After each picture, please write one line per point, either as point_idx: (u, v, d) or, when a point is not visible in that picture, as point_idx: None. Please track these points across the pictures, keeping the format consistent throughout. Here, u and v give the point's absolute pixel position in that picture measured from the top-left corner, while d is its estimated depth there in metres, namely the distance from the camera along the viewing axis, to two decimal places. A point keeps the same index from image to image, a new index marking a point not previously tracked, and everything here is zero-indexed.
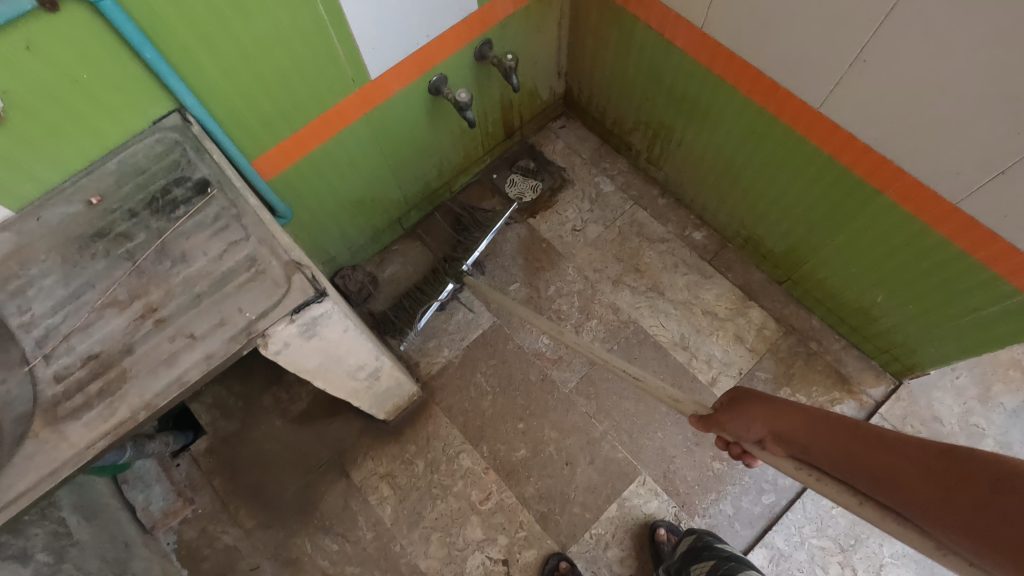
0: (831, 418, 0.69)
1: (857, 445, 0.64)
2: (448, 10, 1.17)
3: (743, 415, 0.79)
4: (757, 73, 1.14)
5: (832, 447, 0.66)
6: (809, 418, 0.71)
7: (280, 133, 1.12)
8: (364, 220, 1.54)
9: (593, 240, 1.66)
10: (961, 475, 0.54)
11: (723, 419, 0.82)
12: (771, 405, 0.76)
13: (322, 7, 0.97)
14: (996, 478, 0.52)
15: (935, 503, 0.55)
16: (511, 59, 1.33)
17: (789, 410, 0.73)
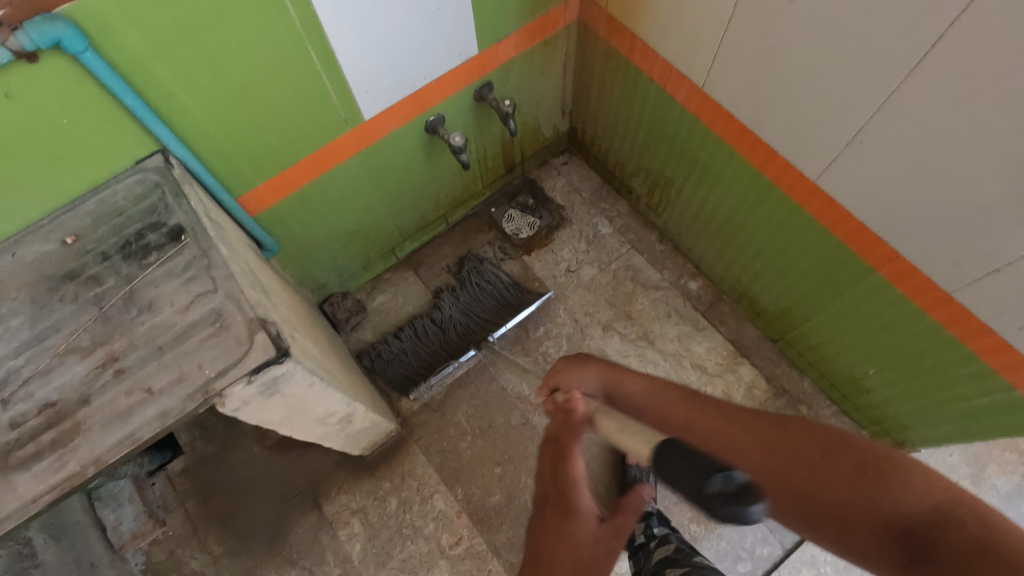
0: (661, 384, 0.79)
1: (695, 415, 0.74)
2: (445, 54, 1.16)
3: (584, 369, 0.84)
4: (756, 138, 1.11)
5: (661, 407, 0.77)
6: (643, 385, 0.80)
7: (269, 171, 1.11)
8: (356, 250, 1.53)
9: (587, 283, 1.64)
10: (811, 450, 0.68)
11: (563, 371, 0.85)
12: (615, 370, 0.82)
13: (314, 52, 0.97)
14: (831, 451, 0.67)
15: (810, 471, 0.67)
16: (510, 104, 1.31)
17: (625, 373, 0.81)
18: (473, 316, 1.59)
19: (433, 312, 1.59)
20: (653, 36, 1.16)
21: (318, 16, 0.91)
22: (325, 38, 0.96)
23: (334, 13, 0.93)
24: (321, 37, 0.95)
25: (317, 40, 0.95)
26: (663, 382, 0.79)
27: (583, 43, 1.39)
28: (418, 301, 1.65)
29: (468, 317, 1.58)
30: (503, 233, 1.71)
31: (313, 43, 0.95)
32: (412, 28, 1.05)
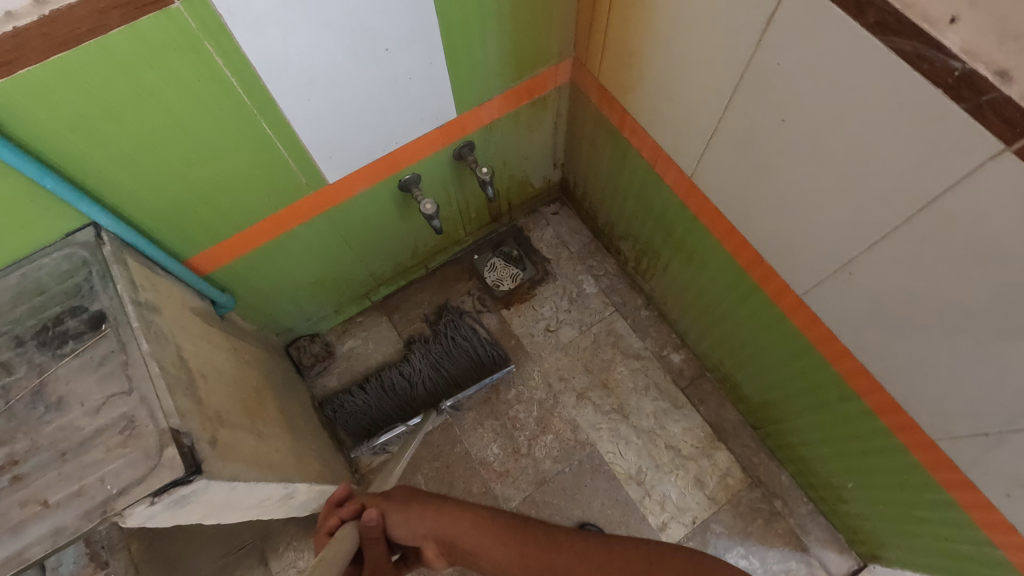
0: (470, 511, 0.94)
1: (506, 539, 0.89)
2: (419, 119, 1.08)
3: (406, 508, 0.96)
4: (742, 239, 1.03)
5: (485, 539, 0.90)
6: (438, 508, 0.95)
7: (223, 234, 1.05)
8: (325, 297, 1.47)
9: (565, 345, 1.57)
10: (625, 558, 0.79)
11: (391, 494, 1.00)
12: (417, 499, 0.97)
13: (265, 124, 0.91)
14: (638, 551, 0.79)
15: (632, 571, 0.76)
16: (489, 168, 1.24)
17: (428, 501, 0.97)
18: (444, 372, 1.52)
19: (403, 364, 1.53)
20: (643, 114, 1.08)
21: (268, 89, 0.85)
22: (278, 110, 0.89)
23: (287, 85, 0.86)
24: (272, 108, 0.89)
25: (268, 112, 0.89)
26: (488, 517, 0.93)
27: (574, 103, 1.31)
28: (388, 349, 1.59)
29: (427, 378, 1.51)
30: (484, 282, 1.65)
31: (264, 114, 0.89)
32: (379, 96, 0.98)
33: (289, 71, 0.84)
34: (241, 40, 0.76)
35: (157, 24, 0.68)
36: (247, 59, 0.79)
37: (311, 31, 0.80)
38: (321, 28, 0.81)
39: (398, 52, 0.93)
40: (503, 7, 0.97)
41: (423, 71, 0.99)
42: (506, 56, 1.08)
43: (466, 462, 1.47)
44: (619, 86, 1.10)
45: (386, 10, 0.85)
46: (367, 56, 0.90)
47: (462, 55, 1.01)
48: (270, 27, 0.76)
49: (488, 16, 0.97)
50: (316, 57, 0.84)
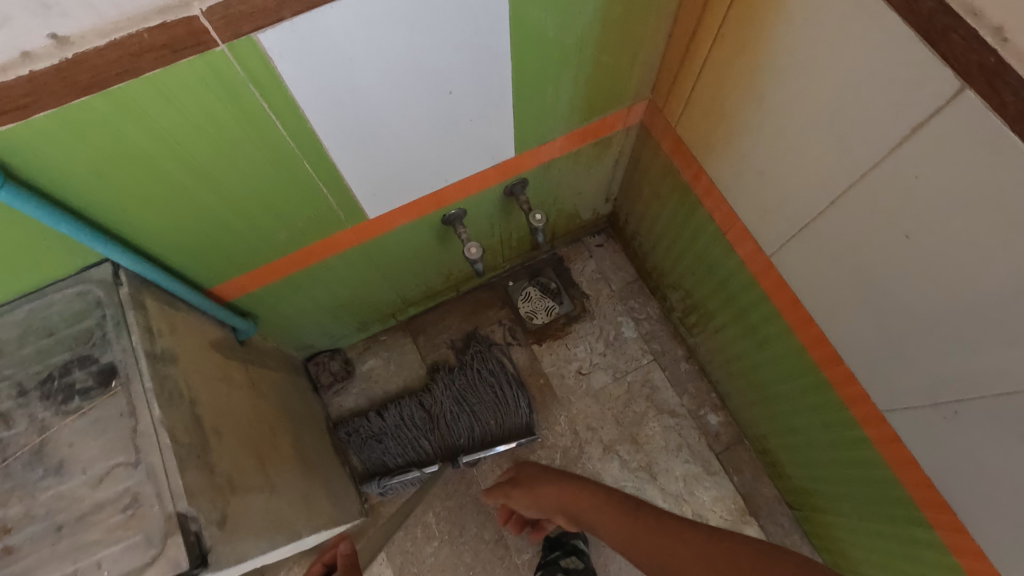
0: (584, 486, 0.97)
1: (617, 517, 0.87)
2: (475, 159, 0.98)
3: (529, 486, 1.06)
4: (820, 334, 0.91)
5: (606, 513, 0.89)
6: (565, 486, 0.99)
7: (251, 266, 0.96)
8: (351, 317, 1.39)
9: (596, 392, 1.49)
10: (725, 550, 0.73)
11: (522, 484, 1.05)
12: (536, 483, 1.04)
13: (308, 163, 0.81)
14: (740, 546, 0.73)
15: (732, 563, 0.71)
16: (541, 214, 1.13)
17: (543, 480, 1.03)
18: (467, 408, 1.45)
19: (424, 395, 1.46)
20: (724, 179, 0.97)
21: (315, 130, 0.75)
22: (323, 151, 0.80)
23: (337, 126, 0.76)
24: (318, 149, 0.79)
25: (313, 152, 0.80)
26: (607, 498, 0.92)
27: (642, 144, 1.19)
28: (410, 373, 1.52)
29: (448, 421, 1.44)
30: (517, 313, 1.55)
31: (308, 154, 0.80)
32: (437, 137, 0.88)
33: (340, 112, 0.74)
34: (291, 83, 0.66)
35: (197, 67, 0.58)
36: (296, 101, 0.69)
37: (369, 73, 0.70)
38: (381, 70, 0.71)
39: (464, 94, 0.82)
40: (585, 51, 0.86)
41: (488, 113, 0.89)
42: (579, 98, 0.97)
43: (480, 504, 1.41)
44: (699, 142, 0.98)
45: (458, 53, 0.74)
46: (430, 98, 0.80)
47: (532, 97, 0.90)
48: (324, 69, 0.66)
49: (568, 60, 0.86)
50: (372, 99, 0.75)
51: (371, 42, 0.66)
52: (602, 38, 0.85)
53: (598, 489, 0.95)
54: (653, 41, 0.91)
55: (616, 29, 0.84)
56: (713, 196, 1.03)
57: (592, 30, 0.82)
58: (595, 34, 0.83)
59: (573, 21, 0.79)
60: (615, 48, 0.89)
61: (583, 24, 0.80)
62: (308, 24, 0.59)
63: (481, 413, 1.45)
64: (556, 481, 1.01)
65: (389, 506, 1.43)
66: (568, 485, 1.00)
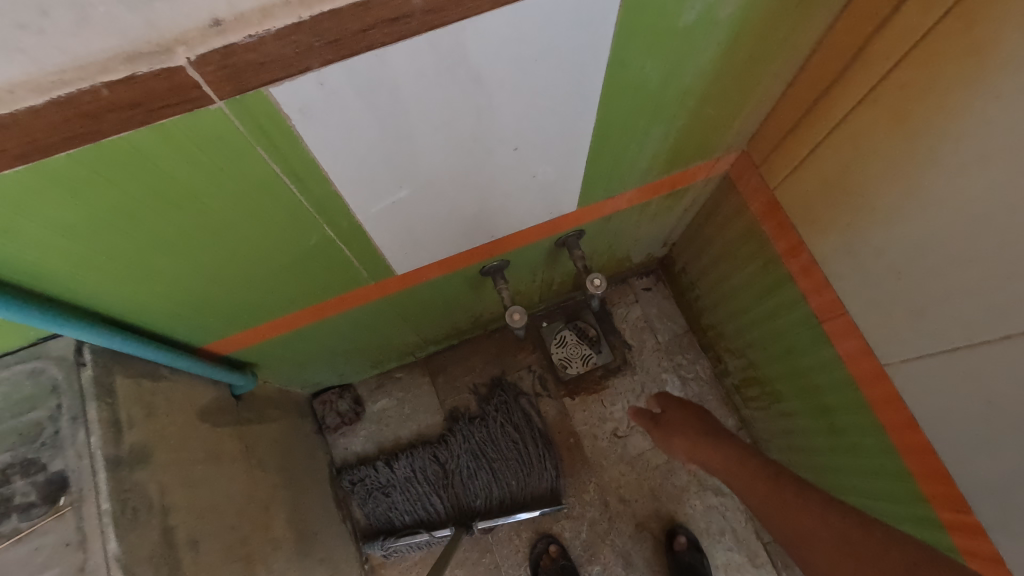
0: (733, 451, 0.77)
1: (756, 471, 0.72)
2: (529, 214, 0.81)
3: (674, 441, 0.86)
4: (938, 470, 0.74)
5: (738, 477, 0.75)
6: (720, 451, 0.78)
7: (253, 322, 0.81)
8: (366, 357, 1.23)
9: (632, 459, 1.32)
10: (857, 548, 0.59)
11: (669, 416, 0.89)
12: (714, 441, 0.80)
13: (326, 226, 0.64)
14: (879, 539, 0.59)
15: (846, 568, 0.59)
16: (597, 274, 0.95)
17: (722, 445, 0.78)
18: (485, 467, 1.30)
19: (439, 448, 1.31)
20: (832, 264, 0.79)
21: (342, 193, 0.59)
22: (348, 212, 0.63)
23: (369, 186, 0.59)
24: (341, 210, 0.63)
25: (331, 214, 0.63)
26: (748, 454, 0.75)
27: (721, 196, 1.00)
28: (425, 419, 1.36)
29: (464, 479, 1.30)
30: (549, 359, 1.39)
31: (327, 217, 0.63)
32: (490, 193, 0.71)
33: (378, 173, 0.58)
34: (315, 142, 0.49)
35: (177, 127, 0.41)
36: (317, 164, 0.52)
37: (420, 130, 0.54)
38: (435, 126, 0.54)
39: (531, 150, 0.65)
40: (686, 103, 0.68)
41: (555, 168, 0.71)
42: (663, 152, 0.79)
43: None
44: (805, 215, 0.80)
45: (533, 106, 0.57)
46: (489, 154, 0.63)
47: (610, 151, 0.73)
48: (363, 126, 0.50)
49: (661, 113, 0.69)
50: (420, 158, 0.58)
51: (428, 95, 0.49)
52: (710, 89, 0.67)
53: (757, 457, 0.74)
54: (766, 91, 0.73)
55: (728, 79, 0.66)
56: (812, 279, 0.85)
57: (699, 81, 0.65)
58: (702, 85, 0.66)
59: (680, 70, 0.61)
60: (722, 100, 0.71)
61: (691, 73, 0.63)
62: (343, 73, 0.43)
63: (501, 473, 1.30)
64: (727, 446, 0.78)
65: (393, 568, 1.29)
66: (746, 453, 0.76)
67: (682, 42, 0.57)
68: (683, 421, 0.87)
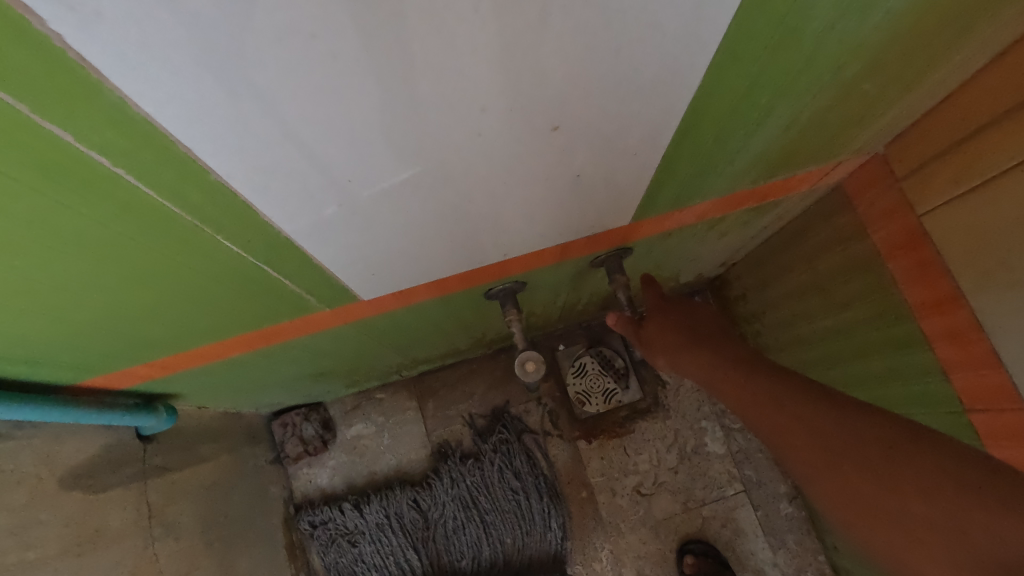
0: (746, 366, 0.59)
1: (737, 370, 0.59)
2: (564, 228, 0.55)
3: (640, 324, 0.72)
4: None
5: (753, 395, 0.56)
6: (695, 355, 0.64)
7: (151, 356, 0.55)
8: (336, 379, 0.98)
9: (656, 524, 1.08)
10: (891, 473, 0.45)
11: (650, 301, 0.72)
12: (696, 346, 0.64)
13: (230, 243, 0.38)
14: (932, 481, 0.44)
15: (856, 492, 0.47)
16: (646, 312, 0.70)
17: (691, 346, 0.64)
18: (475, 521, 1.07)
19: (422, 492, 1.07)
20: (1015, 341, 0.52)
21: (246, 202, 0.32)
22: (269, 228, 0.37)
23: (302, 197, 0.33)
24: (256, 224, 0.36)
25: (238, 227, 0.36)
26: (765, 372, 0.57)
27: (822, 215, 0.73)
28: (408, 453, 1.12)
29: (450, 531, 1.07)
30: (564, 392, 1.13)
31: (230, 232, 0.36)
32: (509, 201, 0.45)
33: (308, 174, 0.31)
34: (156, 104, 0.23)
35: None
36: (171, 143, 0.25)
37: (381, 96, 0.27)
38: (411, 91, 0.27)
39: (582, 137, 0.39)
40: (841, 74, 0.41)
41: (615, 168, 0.45)
42: (773, 152, 0.52)
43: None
44: (977, 262, 0.53)
45: (599, 58, 0.30)
46: (511, 143, 0.36)
47: (702, 147, 0.46)
48: (244, 76, 0.23)
49: (798, 90, 0.41)
50: (386, 149, 0.31)
51: (386, 19, 0.22)
52: (886, 56, 0.40)
53: (767, 370, 0.57)
54: (960, 65, 0.45)
55: (924, 40, 0.39)
56: (968, 350, 0.58)
57: (879, 39, 0.37)
58: (879, 46, 0.38)
59: (861, 14, 0.34)
60: (893, 76, 0.43)
61: (875, 22, 0.35)
62: None
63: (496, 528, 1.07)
64: (698, 344, 0.64)
65: None
66: (717, 345, 0.64)
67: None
68: (670, 327, 0.67)
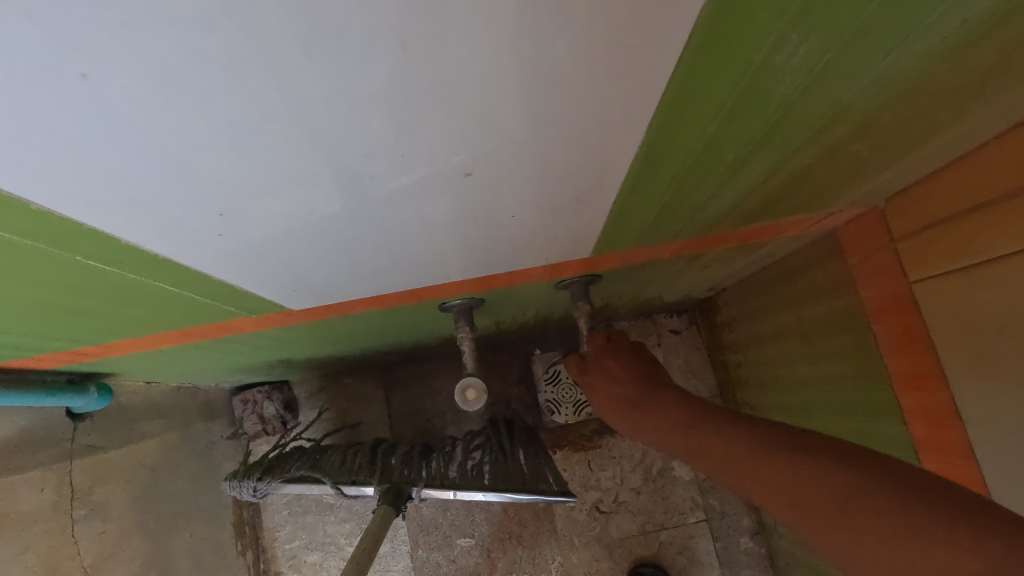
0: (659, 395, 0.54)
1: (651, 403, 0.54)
2: (512, 254, 0.50)
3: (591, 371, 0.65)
4: None
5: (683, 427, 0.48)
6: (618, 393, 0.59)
7: (65, 343, 0.52)
8: (297, 364, 0.95)
9: (611, 543, 1.05)
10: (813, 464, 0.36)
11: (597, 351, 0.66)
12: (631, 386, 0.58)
13: (77, 255, 0.34)
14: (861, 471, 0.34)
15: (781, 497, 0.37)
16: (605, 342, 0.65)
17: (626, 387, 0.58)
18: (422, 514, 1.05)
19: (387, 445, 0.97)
20: (994, 438, 0.47)
21: (71, 220, 0.28)
22: (120, 244, 0.32)
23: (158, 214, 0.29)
24: (100, 239, 0.32)
25: (79, 242, 0.32)
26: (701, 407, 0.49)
27: (812, 259, 0.68)
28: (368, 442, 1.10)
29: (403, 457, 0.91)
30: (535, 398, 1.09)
31: (67, 246, 0.32)
32: (430, 231, 0.40)
33: (157, 196, 0.28)
34: None
35: None
36: None
37: (216, 129, 0.24)
38: (252, 125, 0.24)
39: (502, 178, 0.34)
40: (822, 137, 0.35)
41: (550, 205, 0.40)
42: (748, 202, 0.46)
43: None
44: (965, 345, 0.48)
45: (494, 104, 0.26)
46: (412, 183, 0.32)
47: (656, 193, 0.41)
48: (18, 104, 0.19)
49: (771, 149, 0.36)
50: (248, 174, 0.28)
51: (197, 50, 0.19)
52: (877, 122, 0.34)
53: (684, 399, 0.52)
54: (969, 132, 0.39)
55: (919, 110, 0.34)
56: (942, 431, 0.53)
57: (867, 104, 0.32)
58: (870, 112, 0.33)
59: (840, 81, 0.29)
60: (887, 140, 0.38)
61: (860, 88, 0.30)
62: None
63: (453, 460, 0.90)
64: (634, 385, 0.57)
65: None
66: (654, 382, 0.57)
67: (879, 20, 0.24)
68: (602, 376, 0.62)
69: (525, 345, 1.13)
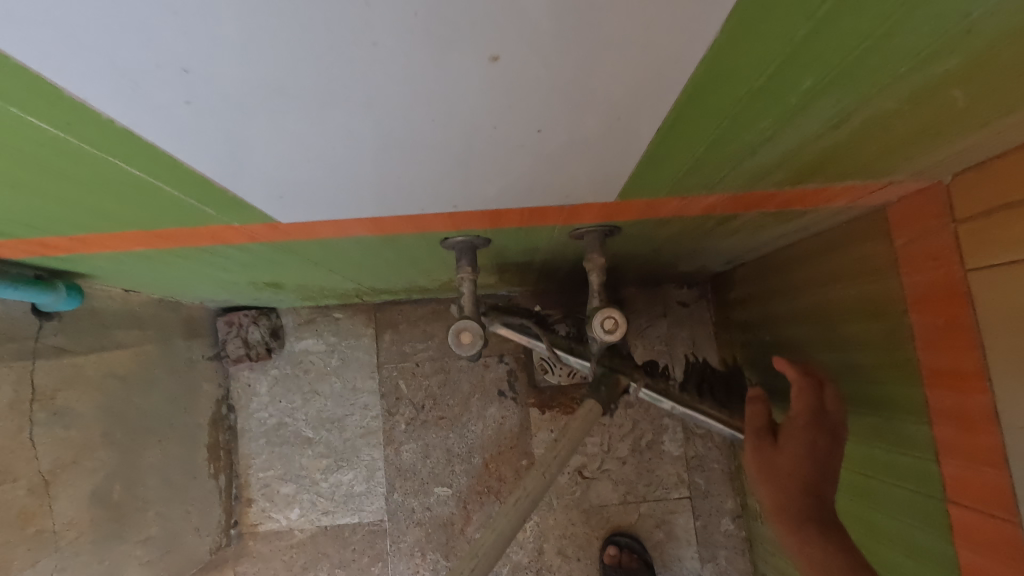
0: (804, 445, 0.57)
1: (779, 479, 0.57)
2: (529, 186, 0.44)
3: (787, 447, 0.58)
4: None
5: None
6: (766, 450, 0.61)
7: (23, 229, 0.47)
8: (286, 291, 0.91)
9: (590, 509, 1.03)
10: None
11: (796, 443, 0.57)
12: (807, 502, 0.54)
13: (14, 107, 0.28)
14: None
15: None
16: (603, 297, 0.60)
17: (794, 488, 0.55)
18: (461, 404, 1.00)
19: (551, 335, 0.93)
20: None
21: None
22: (59, 96, 0.26)
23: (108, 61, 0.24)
24: (35, 86, 0.26)
25: (10, 88, 0.26)
26: None
27: (851, 236, 0.62)
28: (353, 380, 1.06)
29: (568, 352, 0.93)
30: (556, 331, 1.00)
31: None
32: (436, 136, 0.34)
33: (100, 33, 0.22)
34: None
35: None
36: None
37: None
38: None
39: (531, 79, 0.28)
40: (920, 74, 0.29)
41: (583, 123, 0.33)
42: (807, 154, 0.40)
43: (537, 485, 0.80)
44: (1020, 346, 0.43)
45: None
46: (422, 60, 0.26)
47: (709, 130, 0.35)
48: None
49: (861, 82, 0.30)
50: (219, 25, 0.22)
51: None
52: (990, 65, 0.29)
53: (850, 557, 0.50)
54: None
55: None
56: (972, 437, 0.49)
57: (991, 33, 0.26)
58: (988, 47, 0.27)
59: None
60: (994, 91, 0.31)
61: (995, 5, 0.24)
62: None
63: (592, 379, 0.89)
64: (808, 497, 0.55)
65: (261, 545, 1.02)
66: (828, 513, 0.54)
67: None
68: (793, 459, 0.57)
69: (527, 300, 1.08)
